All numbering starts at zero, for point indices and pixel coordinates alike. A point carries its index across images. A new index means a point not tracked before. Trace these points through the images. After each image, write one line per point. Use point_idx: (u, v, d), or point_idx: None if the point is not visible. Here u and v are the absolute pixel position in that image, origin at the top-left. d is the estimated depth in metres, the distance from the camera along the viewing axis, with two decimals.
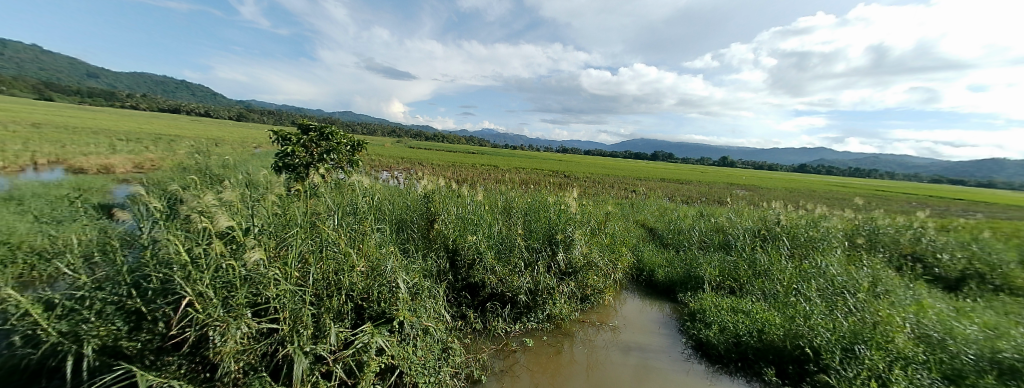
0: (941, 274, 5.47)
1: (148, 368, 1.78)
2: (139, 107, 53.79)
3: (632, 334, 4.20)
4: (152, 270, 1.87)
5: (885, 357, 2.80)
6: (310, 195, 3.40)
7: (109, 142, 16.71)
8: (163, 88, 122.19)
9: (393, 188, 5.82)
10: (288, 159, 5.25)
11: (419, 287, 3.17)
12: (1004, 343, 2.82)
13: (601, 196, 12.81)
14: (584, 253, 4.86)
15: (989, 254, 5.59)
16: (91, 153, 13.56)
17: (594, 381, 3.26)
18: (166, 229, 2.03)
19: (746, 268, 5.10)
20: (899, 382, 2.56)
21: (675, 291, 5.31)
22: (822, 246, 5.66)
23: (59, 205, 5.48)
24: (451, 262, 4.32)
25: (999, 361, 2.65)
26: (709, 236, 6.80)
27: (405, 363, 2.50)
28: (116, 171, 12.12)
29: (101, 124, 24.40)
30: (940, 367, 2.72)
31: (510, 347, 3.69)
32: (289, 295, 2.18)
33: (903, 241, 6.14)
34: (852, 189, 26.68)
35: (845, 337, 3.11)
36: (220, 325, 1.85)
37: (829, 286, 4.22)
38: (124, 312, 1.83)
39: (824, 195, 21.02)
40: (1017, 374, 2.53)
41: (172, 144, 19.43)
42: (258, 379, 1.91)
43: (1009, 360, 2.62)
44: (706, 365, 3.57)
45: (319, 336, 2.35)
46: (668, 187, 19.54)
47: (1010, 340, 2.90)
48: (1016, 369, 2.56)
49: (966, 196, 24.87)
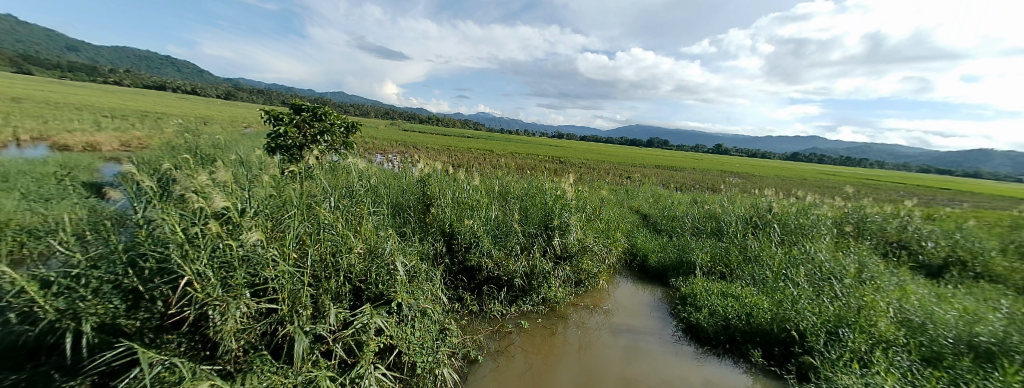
0: (924, 261, 5.67)
1: (147, 346, 1.78)
2: (122, 83, 51.70)
3: (624, 317, 4.31)
4: (147, 249, 1.83)
5: (867, 340, 2.93)
6: (304, 176, 3.35)
7: (94, 119, 16.19)
8: (146, 64, 117.80)
9: (388, 171, 5.76)
10: (280, 140, 5.15)
11: (416, 270, 3.20)
12: (981, 327, 2.96)
13: (595, 182, 12.86)
14: (579, 238, 4.89)
15: (972, 242, 5.76)
16: (75, 130, 13.16)
17: (586, 362, 3.36)
18: (160, 208, 1.99)
19: (737, 254, 5.24)
20: (878, 363, 2.71)
21: (667, 275, 5.44)
22: (811, 233, 5.81)
23: (45, 184, 5.35)
24: (448, 245, 4.35)
25: (976, 345, 2.80)
26: (701, 222, 6.91)
27: (403, 343, 2.55)
28: (103, 149, 11.80)
29: (84, 101, 23.53)
30: (920, 350, 2.86)
31: (506, 329, 3.79)
32: (288, 276, 2.19)
33: (890, 229, 6.30)
34: (843, 178, 27.14)
35: (830, 320, 3.24)
36: (220, 304, 1.86)
37: (816, 271, 4.35)
38: (121, 292, 1.80)
39: (815, 183, 21.42)
40: (991, 357, 2.68)
41: (159, 122, 18.95)
42: (258, 357, 1.95)
43: (986, 344, 2.76)
44: (695, 346, 3.70)
45: (318, 316, 2.38)
46: (662, 174, 19.61)
47: (987, 325, 3.02)
48: (991, 352, 2.71)
49: (952, 186, 25.43)
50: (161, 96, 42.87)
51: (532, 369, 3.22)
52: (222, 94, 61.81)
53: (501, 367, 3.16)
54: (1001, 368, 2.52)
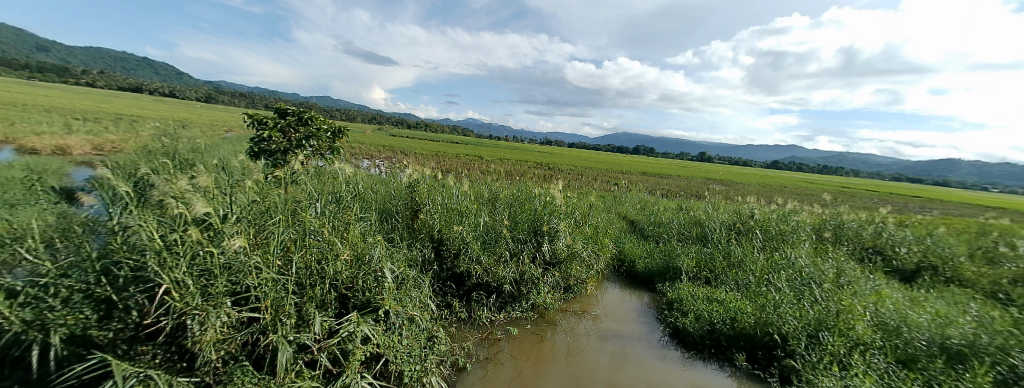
0: (898, 266, 5.96)
1: (121, 358, 1.71)
2: (96, 84, 49.63)
3: (612, 322, 4.36)
4: (123, 257, 1.77)
5: (846, 343, 3.05)
6: (289, 182, 3.28)
7: (64, 121, 15.43)
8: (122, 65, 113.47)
9: (376, 177, 5.70)
10: (264, 144, 5.02)
11: (405, 276, 3.17)
12: (953, 330, 3.12)
13: (584, 188, 13.01)
14: (568, 243, 4.92)
15: (941, 247, 6.07)
16: (44, 133, 12.50)
17: (574, 368, 3.38)
18: (137, 214, 1.92)
19: (721, 260, 5.39)
20: (857, 365, 2.82)
21: (654, 281, 5.53)
22: (792, 239, 6.03)
23: (10, 188, 5.07)
24: (436, 251, 4.32)
25: (948, 347, 2.95)
26: (687, 228, 7.08)
27: (391, 352, 2.51)
28: (74, 153, 11.24)
29: (53, 102, 22.41)
30: (896, 352, 3.00)
31: (495, 336, 3.77)
32: (271, 284, 2.14)
33: (865, 235, 6.61)
34: (821, 185, 28.29)
35: (810, 324, 3.37)
36: (199, 313, 1.80)
37: (797, 276, 4.51)
38: (93, 301, 1.72)
39: (794, 190, 22.27)
40: (963, 359, 2.85)
41: (135, 125, 18.20)
42: (239, 368, 1.89)
43: (956, 346, 2.92)
44: (681, 351, 3.77)
45: (302, 325, 2.33)
46: (649, 181, 20.04)
47: (958, 328, 3.17)
48: (962, 354, 2.87)
49: (921, 194, 26.82)
50: (138, 98, 41.32)
51: (521, 376, 3.21)
52: (202, 97, 59.94)
53: (490, 376, 3.14)
54: (971, 369, 2.67)
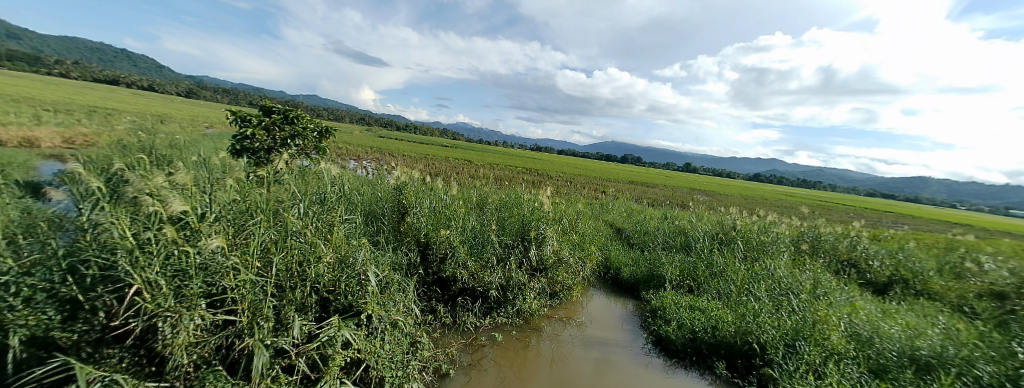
0: (871, 278, 6.23)
1: (84, 361, 1.64)
2: (70, 75, 47.60)
3: (597, 329, 4.40)
4: (91, 255, 1.70)
5: (821, 352, 3.17)
6: (272, 181, 3.22)
7: (33, 112, 14.70)
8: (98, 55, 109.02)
9: (363, 178, 5.64)
10: (246, 142, 4.90)
11: (389, 280, 3.13)
12: (921, 341, 3.27)
13: (573, 195, 13.18)
14: (555, 250, 4.97)
15: (911, 262, 6.38)
16: (10, 122, 11.87)
17: (558, 375, 3.39)
18: (108, 211, 1.86)
19: (704, 269, 5.52)
20: (831, 374, 2.93)
21: (639, 288, 5.62)
22: (771, 250, 6.24)
23: None
24: (422, 255, 4.29)
25: (917, 358, 3.10)
26: (671, 237, 7.23)
27: (372, 357, 2.47)
28: (43, 146, 10.71)
29: (22, 91, 21.32)
30: (868, 362, 3.12)
31: (479, 341, 3.75)
32: (249, 286, 2.09)
33: (841, 248, 6.90)
34: (801, 198, 29.38)
35: (788, 334, 3.49)
36: (172, 315, 1.75)
37: (776, 287, 4.68)
38: (58, 301, 1.65)
39: (775, 203, 23.07)
40: (930, 369, 2.99)
41: (110, 119, 17.47)
42: (212, 373, 1.83)
43: (924, 357, 3.07)
44: (664, 359, 3.83)
45: (280, 329, 2.28)
46: (637, 190, 20.41)
47: (926, 339, 3.32)
48: (929, 365, 3.02)
49: (893, 209, 28.14)
50: (115, 90, 39.73)
51: (505, 382, 3.21)
52: (184, 91, 58.06)
53: (473, 381, 3.13)
54: (938, 380, 2.81)
